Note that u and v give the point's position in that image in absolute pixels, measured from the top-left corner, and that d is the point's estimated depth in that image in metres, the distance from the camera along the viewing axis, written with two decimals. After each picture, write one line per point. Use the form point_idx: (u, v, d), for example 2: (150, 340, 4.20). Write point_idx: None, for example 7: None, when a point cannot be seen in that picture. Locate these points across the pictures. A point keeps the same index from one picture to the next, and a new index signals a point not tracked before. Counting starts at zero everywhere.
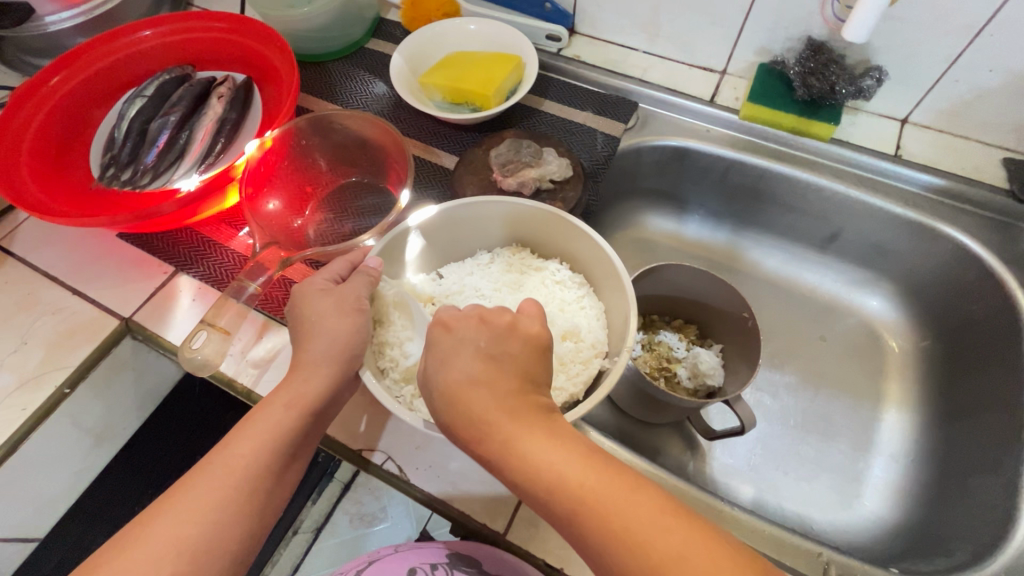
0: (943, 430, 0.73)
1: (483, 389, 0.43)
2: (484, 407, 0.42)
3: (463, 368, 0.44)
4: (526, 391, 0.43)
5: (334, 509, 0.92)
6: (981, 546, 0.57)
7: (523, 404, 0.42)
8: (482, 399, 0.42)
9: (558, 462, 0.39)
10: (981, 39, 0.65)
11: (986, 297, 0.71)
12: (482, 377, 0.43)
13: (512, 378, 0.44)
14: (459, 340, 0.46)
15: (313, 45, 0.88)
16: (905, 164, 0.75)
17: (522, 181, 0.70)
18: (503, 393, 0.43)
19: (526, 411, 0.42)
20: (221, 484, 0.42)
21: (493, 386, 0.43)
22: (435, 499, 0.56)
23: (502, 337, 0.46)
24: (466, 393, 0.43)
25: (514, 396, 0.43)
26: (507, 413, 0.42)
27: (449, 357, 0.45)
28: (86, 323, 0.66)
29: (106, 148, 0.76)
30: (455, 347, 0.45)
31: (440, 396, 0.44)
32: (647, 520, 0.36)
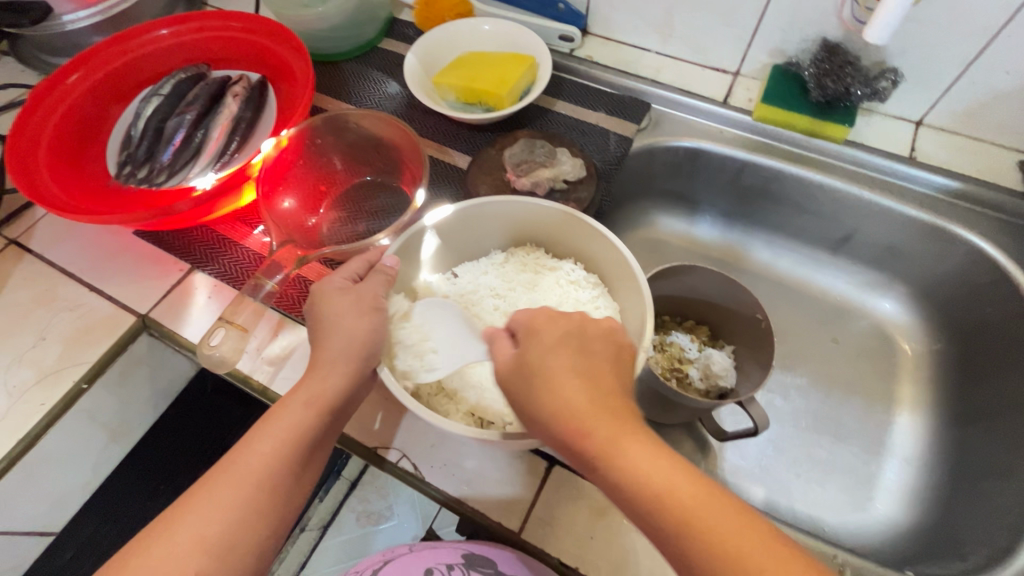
0: (957, 434, 0.72)
1: (577, 383, 0.43)
2: (576, 400, 0.42)
3: (557, 362, 0.44)
4: (625, 395, 0.44)
5: (341, 507, 0.95)
6: (997, 550, 0.57)
7: (624, 407, 0.42)
8: (575, 392, 0.42)
9: (649, 462, 0.39)
10: (999, 41, 0.64)
11: (1001, 300, 0.70)
12: (576, 373, 0.43)
13: (605, 375, 0.44)
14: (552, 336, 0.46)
15: (327, 44, 0.88)
16: (920, 166, 0.75)
17: (536, 181, 0.71)
18: (597, 389, 0.43)
19: (617, 409, 0.42)
20: (243, 483, 0.42)
21: (586, 380, 0.43)
22: (450, 497, 0.56)
23: (599, 340, 0.46)
24: (556, 386, 0.43)
25: (613, 397, 0.43)
26: (599, 409, 0.42)
27: (540, 351, 0.45)
28: (103, 319, 0.67)
29: (122, 146, 0.76)
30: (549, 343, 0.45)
31: (529, 386, 0.44)
32: (734, 532, 0.37)
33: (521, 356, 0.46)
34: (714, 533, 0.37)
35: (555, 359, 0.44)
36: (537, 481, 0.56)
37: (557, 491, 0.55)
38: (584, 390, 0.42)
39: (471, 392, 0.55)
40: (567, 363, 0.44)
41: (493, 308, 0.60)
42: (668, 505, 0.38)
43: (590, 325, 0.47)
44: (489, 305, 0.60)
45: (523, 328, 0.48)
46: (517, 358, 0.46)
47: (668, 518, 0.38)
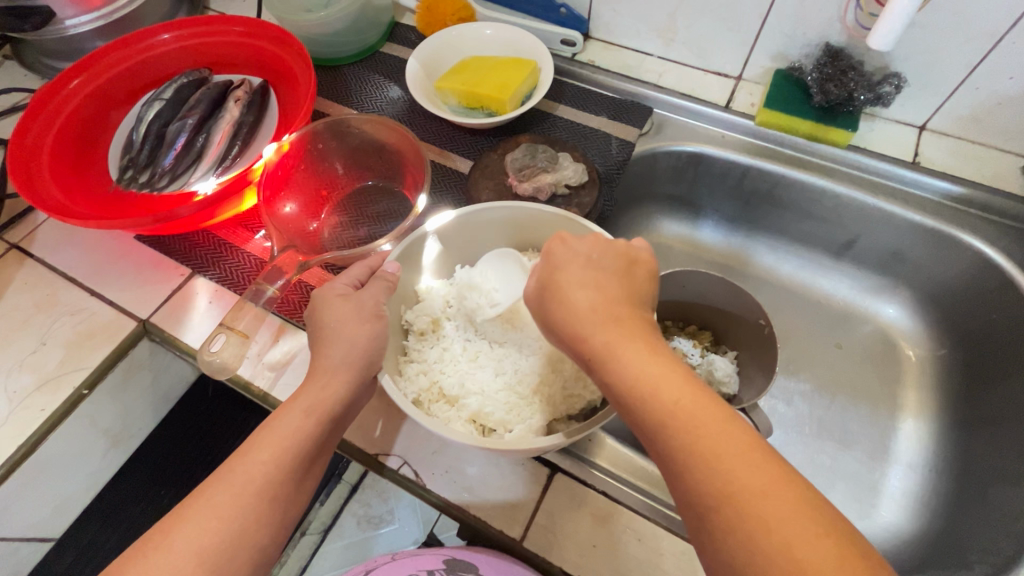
0: (962, 440, 0.72)
1: (592, 297, 0.44)
2: (590, 310, 0.43)
3: (573, 279, 0.45)
4: (635, 307, 0.44)
5: (342, 511, 0.94)
6: (1002, 559, 0.56)
7: (632, 315, 0.43)
8: (589, 304, 0.44)
9: (649, 370, 0.40)
10: (1002, 47, 0.64)
11: (1005, 305, 0.70)
12: (592, 288, 0.44)
13: (618, 291, 0.45)
14: (571, 256, 0.47)
15: (329, 49, 0.89)
16: (923, 171, 0.75)
17: (538, 185, 0.70)
18: (609, 301, 0.44)
19: (628, 321, 0.43)
20: (241, 492, 0.41)
21: (604, 294, 0.44)
22: (451, 504, 0.55)
23: (611, 256, 0.47)
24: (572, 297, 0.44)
25: (622, 307, 0.44)
26: (611, 321, 0.43)
27: (559, 267, 0.46)
28: (104, 324, 0.66)
29: (124, 150, 0.76)
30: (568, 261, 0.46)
31: (547, 300, 0.46)
32: (726, 444, 0.36)
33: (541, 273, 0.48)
34: (701, 441, 0.37)
35: (573, 275, 0.45)
36: (538, 489, 0.55)
37: (558, 499, 0.55)
38: (599, 301, 0.44)
39: (472, 398, 0.55)
40: (582, 279, 0.45)
41: None
42: (661, 410, 0.38)
43: (608, 248, 0.48)
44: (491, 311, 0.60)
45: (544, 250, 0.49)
46: (538, 278, 0.48)
47: (660, 422, 0.38)
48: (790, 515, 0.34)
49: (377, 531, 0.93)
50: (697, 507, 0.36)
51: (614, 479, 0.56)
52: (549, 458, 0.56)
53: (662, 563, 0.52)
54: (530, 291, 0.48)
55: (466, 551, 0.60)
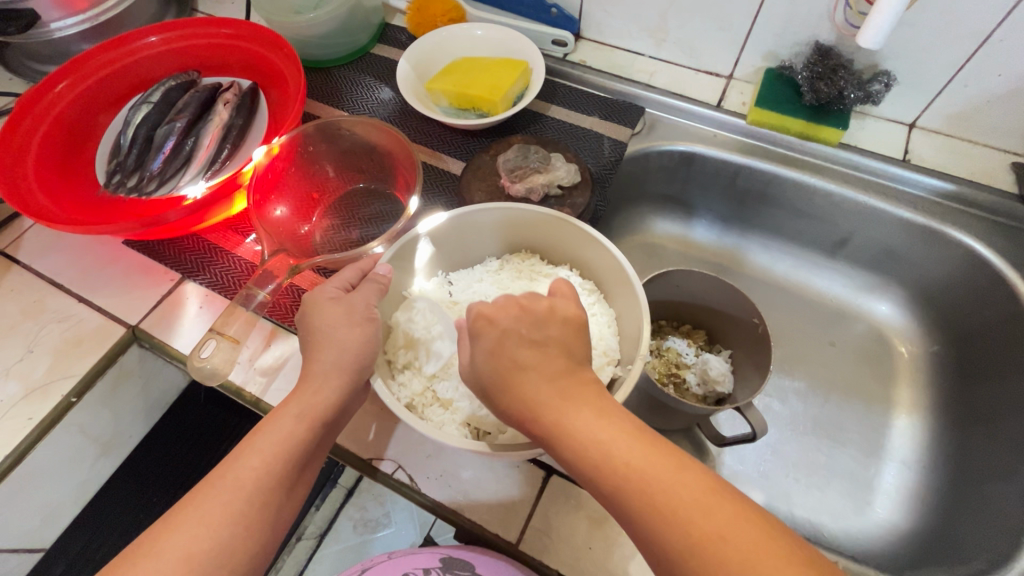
0: (955, 437, 0.72)
1: (530, 377, 0.43)
2: (531, 392, 0.43)
3: (509, 358, 0.44)
4: (573, 370, 0.44)
5: (338, 515, 0.94)
6: (996, 555, 0.56)
7: (572, 383, 0.43)
8: (529, 384, 0.43)
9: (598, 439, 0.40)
10: (991, 44, 0.65)
11: (997, 301, 0.70)
12: (528, 366, 0.44)
13: (559, 359, 0.45)
14: (505, 331, 0.46)
15: (319, 50, 0.88)
16: (913, 169, 0.75)
17: (530, 186, 0.70)
18: (548, 377, 0.43)
19: (571, 395, 0.42)
20: (232, 499, 0.41)
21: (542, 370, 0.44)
22: (446, 509, 0.55)
23: (542, 323, 0.46)
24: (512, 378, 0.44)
25: (562, 376, 0.44)
26: (555, 399, 0.42)
27: (493, 343, 0.45)
28: (92, 331, 0.66)
29: (111, 154, 0.75)
30: (503, 336, 0.45)
31: (487, 379, 0.45)
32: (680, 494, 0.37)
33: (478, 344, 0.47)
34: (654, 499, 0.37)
35: (506, 354, 0.45)
36: (534, 491, 0.55)
37: (554, 501, 0.54)
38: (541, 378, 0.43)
39: (467, 401, 0.54)
40: (517, 356, 0.44)
41: None
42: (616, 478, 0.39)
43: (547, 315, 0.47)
44: None
45: (475, 324, 0.47)
46: (476, 356, 0.46)
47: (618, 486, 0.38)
48: (755, 549, 0.35)
49: (374, 535, 0.93)
50: (670, 566, 0.36)
51: None
52: (545, 461, 0.56)
53: None
54: (466, 364, 0.47)
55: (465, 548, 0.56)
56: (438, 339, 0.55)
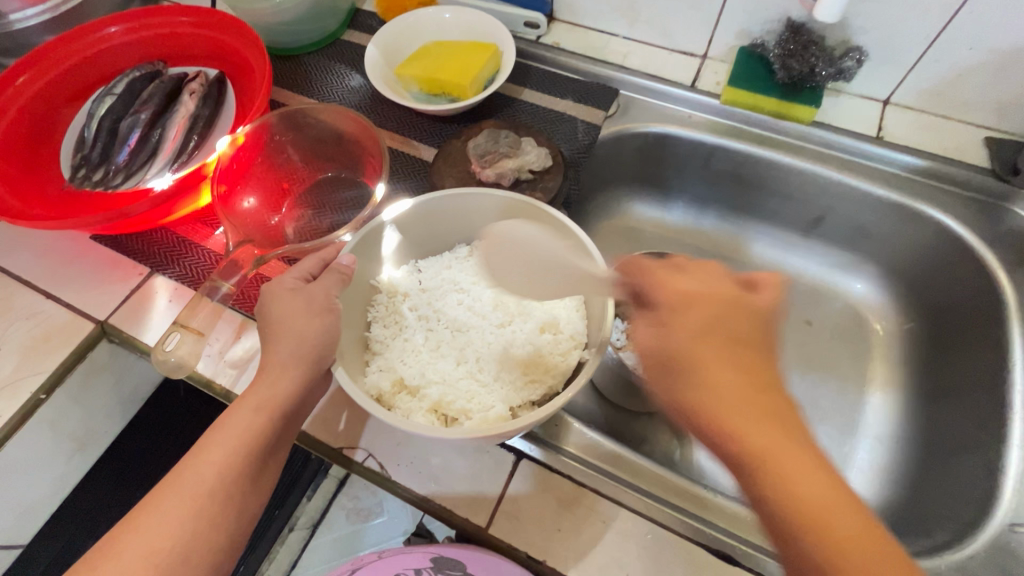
0: (927, 410, 0.72)
1: (730, 372, 0.40)
2: (725, 396, 0.39)
3: (709, 349, 0.41)
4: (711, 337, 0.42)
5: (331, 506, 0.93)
6: (962, 526, 0.57)
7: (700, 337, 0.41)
8: (717, 381, 0.40)
9: (786, 444, 0.37)
10: (961, 17, 0.64)
11: (968, 276, 0.71)
12: (729, 366, 0.40)
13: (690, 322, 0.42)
14: (694, 323, 0.42)
15: (288, 38, 0.86)
16: (886, 145, 0.75)
17: (500, 172, 0.69)
18: (709, 384, 0.40)
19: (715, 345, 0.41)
20: (192, 494, 0.41)
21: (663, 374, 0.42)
22: (417, 495, 0.55)
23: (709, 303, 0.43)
24: (686, 375, 0.41)
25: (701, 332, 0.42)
26: (751, 402, 0.39)
27: (679, 332, 0.42)
28: (61, 327, 0.65)
29: (76, 148, 0.74)
30: (695, 330, 0.42)
31: (678, 372, 0.41)
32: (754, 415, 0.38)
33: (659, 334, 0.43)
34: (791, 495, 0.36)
35: (703, 348, 0.41)
36: (504, 476, 0.55)
37: (526, 486, 0.55)
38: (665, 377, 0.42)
39: (433, 388, 0.54)
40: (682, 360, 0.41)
41: (457, 303, 0.60)
42: (776, 484, 0.36)
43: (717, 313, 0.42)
44: (453, 300, 0.60)
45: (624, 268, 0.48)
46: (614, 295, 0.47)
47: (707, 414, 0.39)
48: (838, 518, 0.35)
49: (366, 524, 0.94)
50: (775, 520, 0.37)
51: (579, 462, 0.57)
52: (514, 445, 0.57)
53: (629, 545, 0.52)
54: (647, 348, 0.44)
55: (455, 548, 0.56)
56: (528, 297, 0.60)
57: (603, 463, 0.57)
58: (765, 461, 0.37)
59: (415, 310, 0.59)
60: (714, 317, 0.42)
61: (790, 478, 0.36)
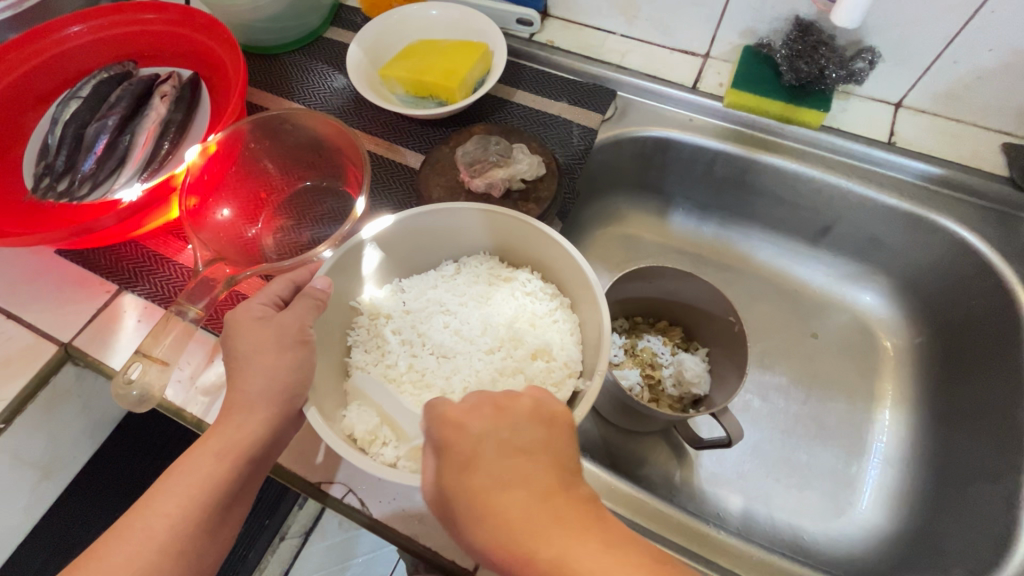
0: (939, 432, 0.69)
1: (520, 491, 0.35)
2: (514, 513, 0.34)
3: (494, 469, 0.36)
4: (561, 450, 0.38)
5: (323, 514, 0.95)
6: (982, 564, 0.54)
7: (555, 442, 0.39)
8: (518, 502, 0.35)
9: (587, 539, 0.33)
10: (981, 17, 0.60)
11: (984, 291, 0.67)
12: (515, 477, 0.36)
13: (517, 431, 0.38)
14: (476, 433, 0.38)
15: (266, 36, 0.82)
16: (897, 152, 0.71)
17: (490, 182, 0.64)
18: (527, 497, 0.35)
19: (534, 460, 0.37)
20: (141, 553, 0.38)
21: (463, 507, 0.36)
22: (399, 534, 0.51)
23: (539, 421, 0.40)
24: (459, 505, 0.36)
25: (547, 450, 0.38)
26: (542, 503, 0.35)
27: (461, 457, 0.37)
28: (22, 351, 0.61)
29: (39, 156, 0.69)
30: (478, 449, 0.37)
31: (465, 507, 0.36)
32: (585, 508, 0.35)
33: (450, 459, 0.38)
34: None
35: (484, 470, 0.36)
36: None
37: None
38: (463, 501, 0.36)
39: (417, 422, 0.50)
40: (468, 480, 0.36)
41: (443, 326, 0.56)
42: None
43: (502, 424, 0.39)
44: (439, 323, 0.56)
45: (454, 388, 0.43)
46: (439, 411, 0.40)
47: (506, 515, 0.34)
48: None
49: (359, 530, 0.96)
50: None
51: None
52: None
53: None
54: (431, 492, 0.39)
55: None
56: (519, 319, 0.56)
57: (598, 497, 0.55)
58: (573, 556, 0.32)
59: (398, 334, 0.55)
60: (491, 432, 0.38)
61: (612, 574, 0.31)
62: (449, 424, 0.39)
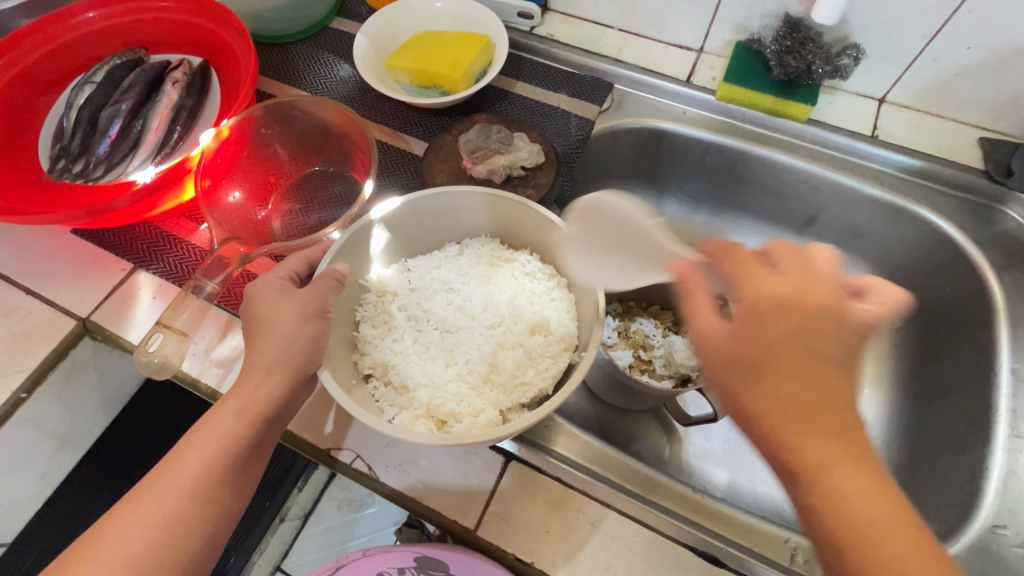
0: (914, 410, 0.73)
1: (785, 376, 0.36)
2: (785, 396, 0.35)
3: (779, 352, 0.36)
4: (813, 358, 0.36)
5: (322, 496, 0.99)
6: (946, 527, 0.58)
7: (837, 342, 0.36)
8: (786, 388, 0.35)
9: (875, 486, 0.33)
10: (959, 16, 0.63)
11: (959, 277, 0.71)
12: (802, 363, 0.36)
13: (794, 327, 0.36)
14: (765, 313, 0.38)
15: (274, 26, 0.84)
16: (880, 144, 0.74)
17: (491, 168, 0.67)
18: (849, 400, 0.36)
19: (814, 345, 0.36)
20: (168, 500, 0.41)
21: (799, 344, 0.36)
22: (404, 496, 0.55)
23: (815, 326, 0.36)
24: (818, 327, 0.36)
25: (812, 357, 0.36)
26: (805, 419, 0.34)
27: (767, 321, 0.37)
28: (41, 324, 0.64)
29: (55, 139, 0.72)
30: (771, 322, 0.37)
31: (735, 352, 0.38)
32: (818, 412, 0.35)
33: (806, 288, 0.39)
34: (868, 536, 0.32)
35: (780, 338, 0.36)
36: (493, 476, 0.55)
37: (514, 486, 0.55)
38: (808, 336, 0.36)
39: (422, 390, 0.53)
40: (788, 336, 0.36)
41: (446, 303, 0.59)
42: (836, 499, 0.33)
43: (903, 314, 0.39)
44: (442, 300, 0.59)
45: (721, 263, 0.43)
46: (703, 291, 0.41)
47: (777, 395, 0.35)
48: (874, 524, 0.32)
49: (358, 514, 0.99)
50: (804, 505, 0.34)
51: (567, 462, 0.57)
52: (503, 447, 0.56)
53: (616, 546, 0.52)
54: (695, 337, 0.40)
55: (440, 549, 0.55)
56: (519, 297, 0.59)
57: (591, 465, 0.58)
58: (826, 484, 0.33)
59: (404, 310, 0.59)
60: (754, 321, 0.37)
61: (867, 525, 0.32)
62: (827, 271, 0.40)
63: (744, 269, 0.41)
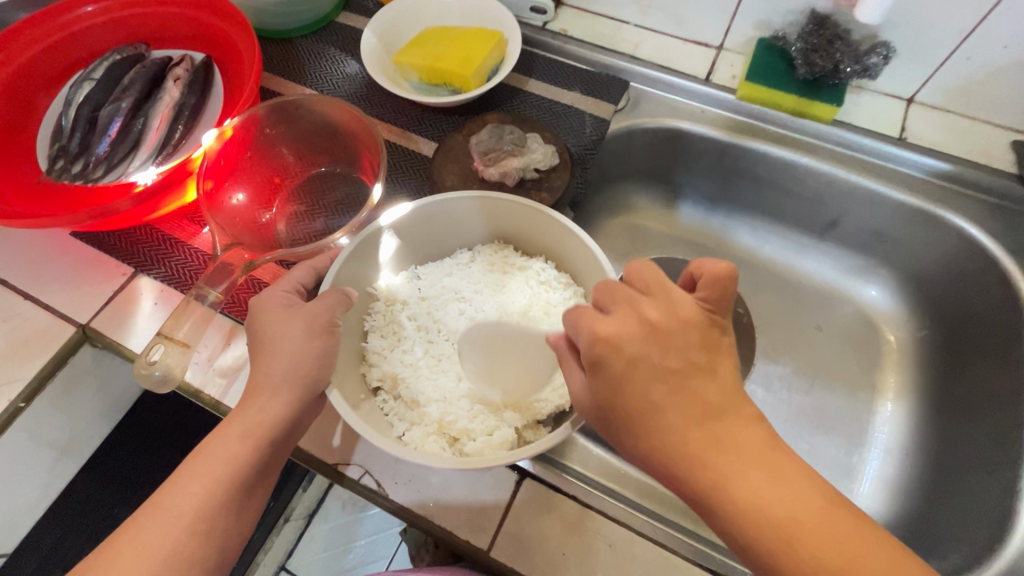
0: (938, 423, 0.71)
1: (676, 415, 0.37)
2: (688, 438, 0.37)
3: (651, 394, 0.38)
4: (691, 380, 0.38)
5: (326, 496, 0.99)
6: (977, 549, 0.56)
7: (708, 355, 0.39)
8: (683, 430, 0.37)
9: (763, 454, 0.36)
10: (997, 14, 0.60)
11: (989, 286, 0.68)
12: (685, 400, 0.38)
13: (665, 357, 0.39)
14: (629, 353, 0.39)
15: (279, 21, 0.81)
16: (908, 147, 0.71)
17: (504, 171, 0.65)
18: (717, 385, 0.38)
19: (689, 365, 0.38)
20: (171, 529, 0.39)
21: (676, 371, 0.38)
22: (414, 514, 0.53)
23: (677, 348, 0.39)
24: (658, 355, 0.39)
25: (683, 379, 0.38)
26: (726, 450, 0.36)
27: (640, 362, 0.39)
28: (40, 331, 0.62)
29: (53, 138, 0.69)
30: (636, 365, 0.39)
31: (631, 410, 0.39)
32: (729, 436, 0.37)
33: (632, 317, 0.40)
34: (828, 550, 0.33)
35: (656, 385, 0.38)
36: (507, 495, 0.53)
37: (528, 505, 0.53)
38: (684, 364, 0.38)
39: (434, 407, 0.51)
40: (668, 370, 0.38)
41: (458, 313, 0.57)
42: (779, 523, 0.34)
43: (733, 283, 0.40)
44: (454, 310, 0.57)
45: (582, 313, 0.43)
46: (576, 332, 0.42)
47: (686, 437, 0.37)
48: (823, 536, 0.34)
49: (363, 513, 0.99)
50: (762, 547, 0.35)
51: (582, 480, 0.55)
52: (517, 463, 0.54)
53: (635, 568, 0.50)
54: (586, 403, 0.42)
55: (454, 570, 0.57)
56: (533, 308, 0.57)
57: (608, 482, 0.56)
58: (774, 513, 0.34)
59: (414, 320, 0.57)
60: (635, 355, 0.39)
61: (771, 509, 0.34)
62: (659, 290, 0.41)
63: (582, 318, 0.42)
